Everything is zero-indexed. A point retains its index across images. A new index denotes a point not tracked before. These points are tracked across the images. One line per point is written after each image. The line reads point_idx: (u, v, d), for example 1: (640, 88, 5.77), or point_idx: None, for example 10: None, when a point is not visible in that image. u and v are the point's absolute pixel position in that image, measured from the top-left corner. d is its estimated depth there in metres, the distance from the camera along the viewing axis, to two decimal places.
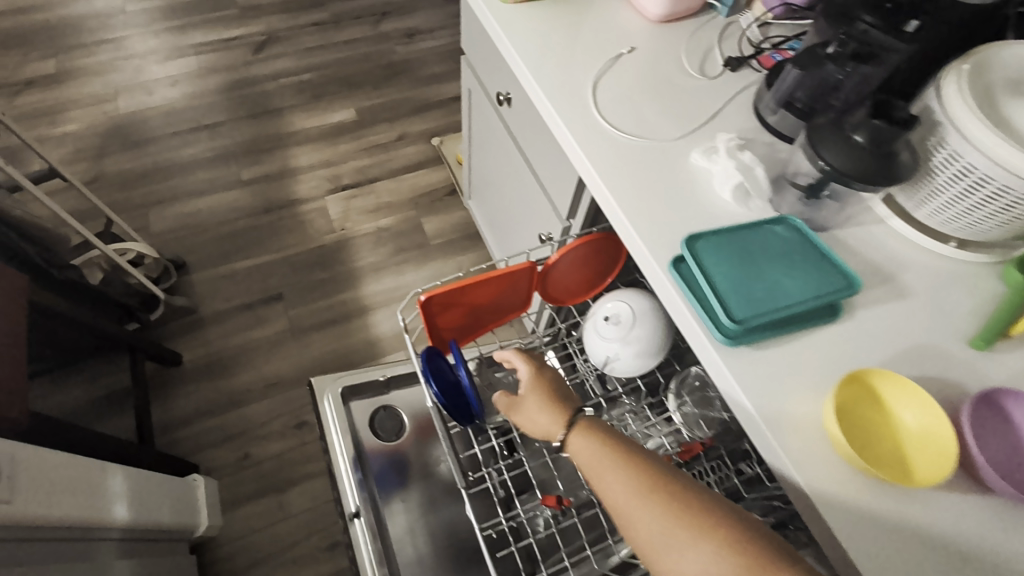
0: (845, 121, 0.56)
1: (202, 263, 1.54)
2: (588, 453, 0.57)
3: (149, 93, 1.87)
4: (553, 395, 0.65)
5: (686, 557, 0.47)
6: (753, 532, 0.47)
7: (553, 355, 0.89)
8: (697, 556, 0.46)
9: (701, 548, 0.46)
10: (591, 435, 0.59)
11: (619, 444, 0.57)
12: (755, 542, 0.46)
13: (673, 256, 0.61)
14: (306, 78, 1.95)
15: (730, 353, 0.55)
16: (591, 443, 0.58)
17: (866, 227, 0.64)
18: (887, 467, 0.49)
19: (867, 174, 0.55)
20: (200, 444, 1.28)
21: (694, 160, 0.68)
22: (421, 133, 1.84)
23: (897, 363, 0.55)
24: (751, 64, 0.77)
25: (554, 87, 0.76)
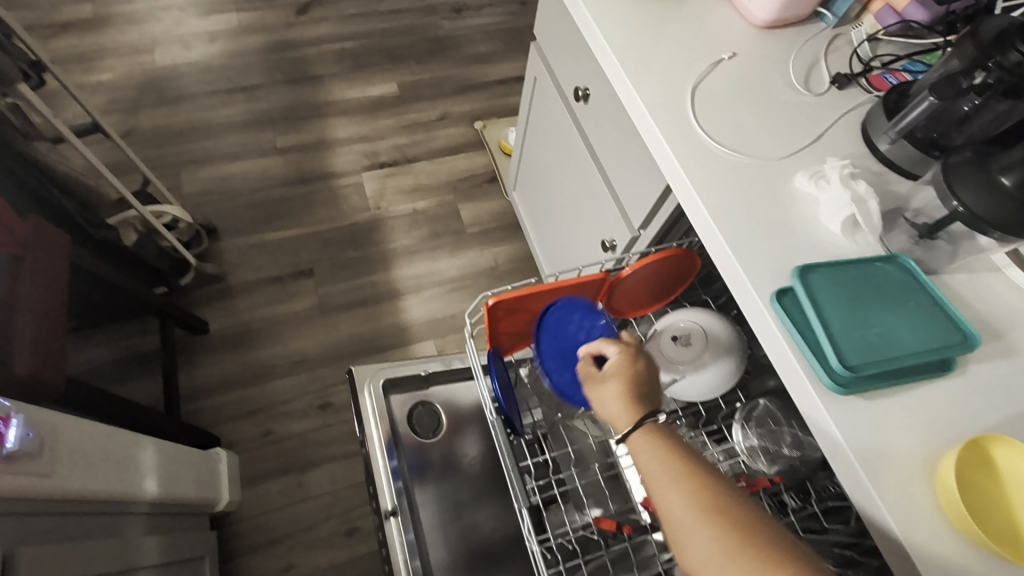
0: (991, 161, 0.51)
1: (233, 230, 1.50)
2: (652, 465, 0.54)
3: (186, 48, 1.81)
4: (636, 392, 0.60)
5: None
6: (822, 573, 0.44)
7: None
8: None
9: None
10: (659, 445, 0.55)
11: (685, 458, 0.53)
12: None
13: (777, 287, 0.57)
14: (348, 46, 1.88)
15: (836, 400, 0.52)
16: (655, 456, 0.54)
17: (980, 274, 0.60)
18: (1002, 542, 0.46)
19: (1010, 223, 0.50)
20: (223, 415, 1.26)
21: (800, 185, 0.63)
22: (463, 115, 1.78)
23: (1014, 428, 0.51)
24: (860, 82, 0.72)
25: (649, 87, 0.71)
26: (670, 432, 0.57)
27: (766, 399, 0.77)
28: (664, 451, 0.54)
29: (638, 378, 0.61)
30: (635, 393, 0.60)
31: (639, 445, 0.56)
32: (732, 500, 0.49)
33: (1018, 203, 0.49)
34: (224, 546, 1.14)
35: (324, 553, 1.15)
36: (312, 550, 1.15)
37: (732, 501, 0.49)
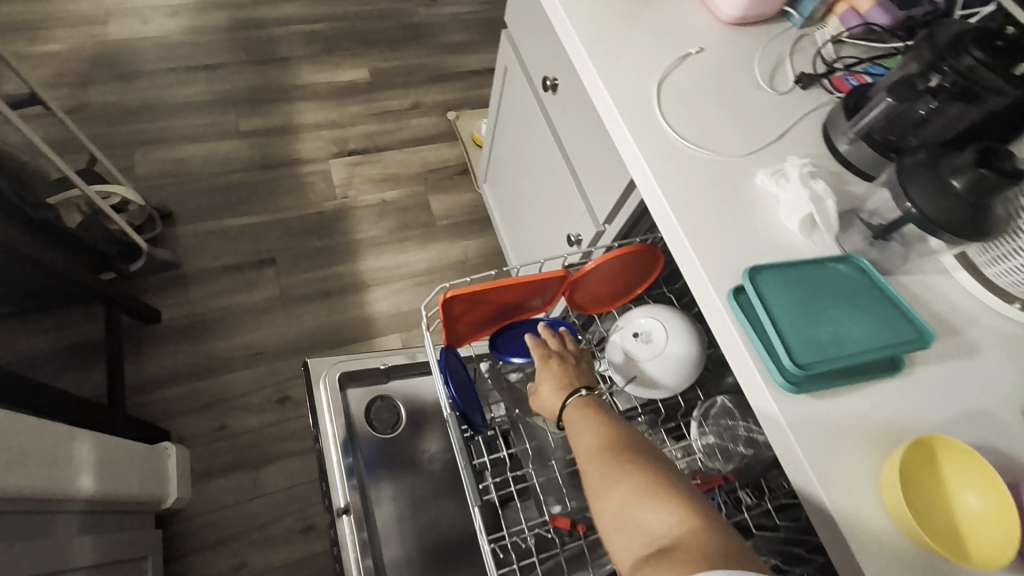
0: (944, 163, 0.51)
1: (189, 215, 1.44)
2: (578, 421, 0.60)
3: (143, 21, 1.72)
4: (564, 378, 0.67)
5: (633, 516, 0.48)
6: (698, 500, 0.47)
7: None
8: (645, 517, 0.47)
9: (648, 506, 0.47)
10: (584, 408, 0.61)
11: (605, 417, 0.59)
12: (692, 507, 0.46)
13: (734, 285, 0.57)
14: (318, 29, 1.82)
15: (787, 398, 0.52)
16: (581, 415, 0.60)
17: (928, 277, 0.61)
18: (943, 541, 0.47)
19: (959, 226, 0.50)
20: (173, 409, 1.20)
21: (760, 182, 0.63)
22: (436, 105, 1.74)
23: (953, 427, 0.52)
24: (822, 83, 0.72)
25: (615, 79, 0.70)
26: (601, 403, 0.63)
27: (724, 396, 0.78)
28: (590, 413, 0.60)
29: (570, 369, 0.68)
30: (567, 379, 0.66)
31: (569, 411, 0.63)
32: (635, 447, 0.54)
33: (968, 207, 0.50)
34: (171, 545, 1.09)
35: (278, 551, 1.11)
36: (265, 549, 1.11)
37: (634, 446, 0.54)
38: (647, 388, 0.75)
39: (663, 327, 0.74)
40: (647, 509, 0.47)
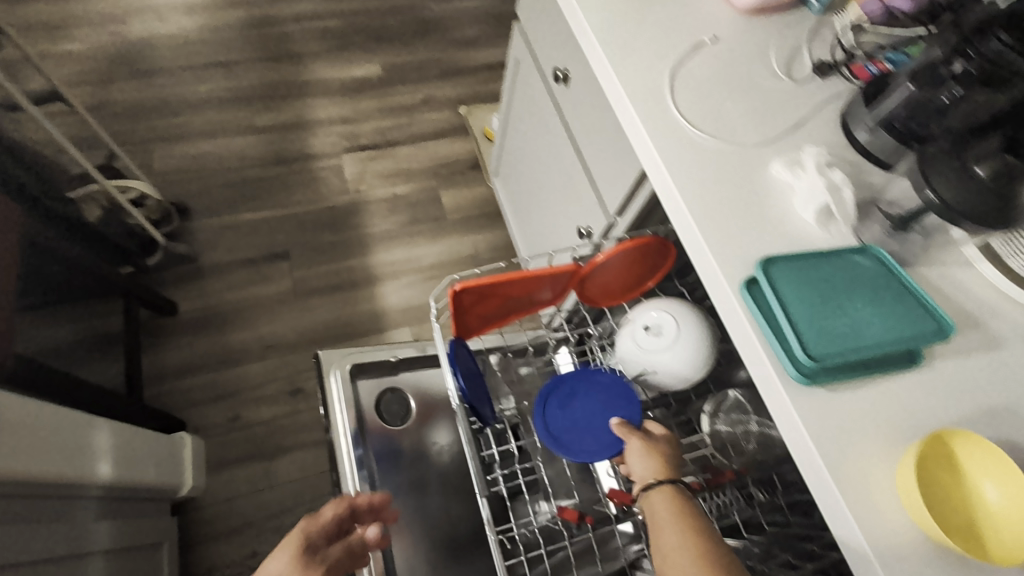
0: (967, 149, 0.50)
1: (205, 209, 1.46)
2: (664, 515, 0.56)
3: (161, 19, 1.75)
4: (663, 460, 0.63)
5: None
6: None
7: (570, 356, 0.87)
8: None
9: None
10: (673, 501, 0.57)
11: (694, 520, 0.55)
12: None
13: (747, 276, 0.55)
14: (331, 25, 1.83)
15: (801, 391, 0.50)
16: (669, 508, 0.57)
17: (950, 268, 0.59)
18: (965, 540, 0.46)
19: (981, 212, 0.49)
20: (189, 399, 1.22)
21: (775, 172, 0.62)
22: (448, 99, 1.74)
23: (974, 422, 0.51)
24: (841, 71, 0.70)
25: (627, 69, 0.68)
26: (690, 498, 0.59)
27: (736, 390, 0.77)
28: (676, 505, 0.57)
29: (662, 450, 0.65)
30: (658, 451, 0.64)
31: (654, 499, 0.59)
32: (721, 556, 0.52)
33: (990, 192, 0.48)
34: (187, 532, 1.11)
35: None
36: (278, 538, 1.13)
37: (722, 557, 0.52)
38: (658, 383, 0.74)
39: (676, 321, 0.73)
40: None
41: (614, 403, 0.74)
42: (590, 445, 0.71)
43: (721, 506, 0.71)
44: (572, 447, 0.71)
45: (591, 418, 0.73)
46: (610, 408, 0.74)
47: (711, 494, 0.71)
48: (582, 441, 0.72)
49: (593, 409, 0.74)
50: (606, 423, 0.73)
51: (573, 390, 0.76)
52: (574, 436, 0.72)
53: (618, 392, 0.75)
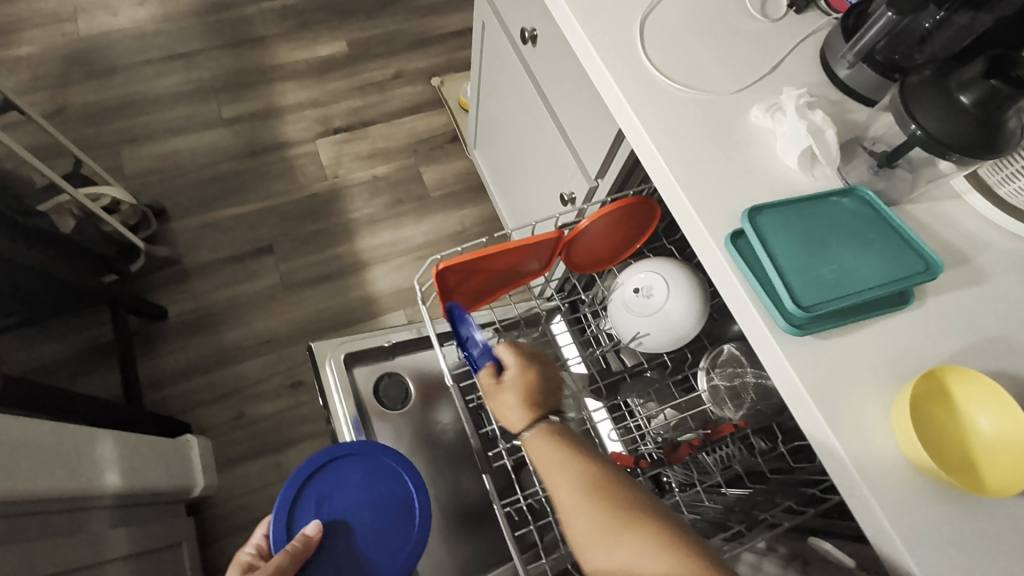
0: (950, 78, 0.48)
1: (183, 209, 1.43)
2: (547, 454, 0.55)
3: (113, 13, 1.67)
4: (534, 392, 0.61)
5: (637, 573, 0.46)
6: (703, 550, 0.45)
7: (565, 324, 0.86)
8: (645, 563, 0.46)
9: (655, 563, 0.45)
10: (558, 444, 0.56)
11: (574, 447, 0.56)
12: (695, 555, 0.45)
13: (733, 230, 0.54)
14: (290, 3, 1.75)
15: (793, 341, 0.50)
16: (549, 446, 0.56)
17: (938, 202, 0.58)
18: (959, 473, 0.46)
19: (968, 143, 0.47)
20: (191, 402, 1.23)
21: (754, 119, 0.60)
22: (420, 72, 1.68)
23: (968, 357, 0.51)
24: (818, 5, 0.67)
25: (594, 23, 0.65)
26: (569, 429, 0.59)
27: (730, 343, 0.77)
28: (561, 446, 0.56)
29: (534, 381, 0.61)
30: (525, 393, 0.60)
31: (533, 440, 0.58)
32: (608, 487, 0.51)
33: (975, 122, 0.47)
34: (205, 529, 1.13)
35: None
36: None
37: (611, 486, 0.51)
38: (652, 344, 0.74)
39: (664, 280, 0.73)
40: (654, 566, 0.45)
41: (380, 493, 0.67)
42: (360, 563, 0.64)
43: (725, 458, 0.72)
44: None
45: (355, 522, 0.66)
46: (378, 501, 0.67)
47: (711, 447, 0.72)
48: (347, 563, 0.63)
49: (353, 509, 0.67)
50: (374, 525, 0.66)
51: (326, 489, 0.67)
52: (338, 557, 0.63)
53: (379, 479, 0.67)
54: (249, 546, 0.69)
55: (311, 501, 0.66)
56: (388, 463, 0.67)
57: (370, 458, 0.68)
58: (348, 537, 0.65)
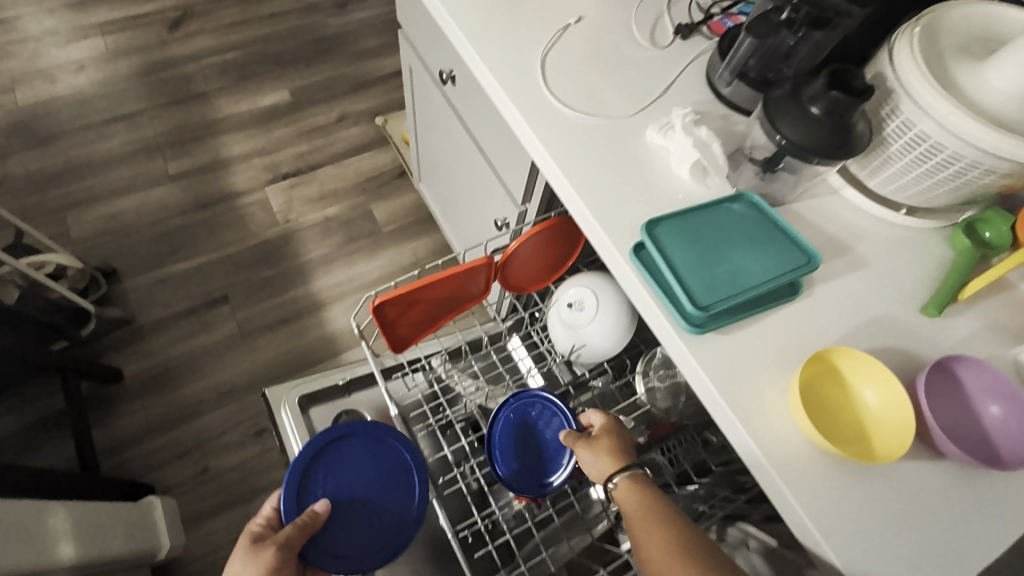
0: (802, 92, 0.54)
1: (133, 268, 1.42)
2: (632, 505, 0.56)
3: (51, 81, 1.67)
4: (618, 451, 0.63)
5: None
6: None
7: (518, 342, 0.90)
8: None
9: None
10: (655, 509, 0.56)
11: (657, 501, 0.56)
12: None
13: (635, 242, 0.58)
14: (230, 58, 1.79)
15: (696, 340, 0.54)
16: (633, 499, 0.57)
17: (819, 199, 0.64)
18: (852, 445, 0.51)
19: (828, 147, 0.53)
20: (153, 462, 1.21)
21: (650, 139, 0.65)
22: (362, 113, 1.73)
23: (853, 336, 0.56)
24: (701, 31, 0.74)
25: (498, 63, 0.70)
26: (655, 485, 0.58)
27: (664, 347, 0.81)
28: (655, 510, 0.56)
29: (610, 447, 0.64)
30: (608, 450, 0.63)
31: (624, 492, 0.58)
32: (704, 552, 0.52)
33: (828, 128, 0.53)
34: None
35: None
36: None
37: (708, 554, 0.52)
38: (591, 355, 0.78)
39: (594, 294, 0.77)
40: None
41: (382, 465, 0.69)
42: (369, 534, 0.66)
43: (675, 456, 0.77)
44: (343, 550, 0.64)
45: (360, 495, 0.68)
46: (381, 475, 0.69)
47: (662, 445, 0.77)
48: (356, 535, 0.65)
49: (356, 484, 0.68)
50: (379, 496, 0.68)
51: (332, 469, 0.68)
52: (346, 530, 0.65)
53: (379, 454, 0.70)
54: (258, 517, 0.67)
55: (317, 480, 0.67)
56: (391, 442, 0.70)
57: (371, 438, 0.70)
58: (356, 509, 0.67)
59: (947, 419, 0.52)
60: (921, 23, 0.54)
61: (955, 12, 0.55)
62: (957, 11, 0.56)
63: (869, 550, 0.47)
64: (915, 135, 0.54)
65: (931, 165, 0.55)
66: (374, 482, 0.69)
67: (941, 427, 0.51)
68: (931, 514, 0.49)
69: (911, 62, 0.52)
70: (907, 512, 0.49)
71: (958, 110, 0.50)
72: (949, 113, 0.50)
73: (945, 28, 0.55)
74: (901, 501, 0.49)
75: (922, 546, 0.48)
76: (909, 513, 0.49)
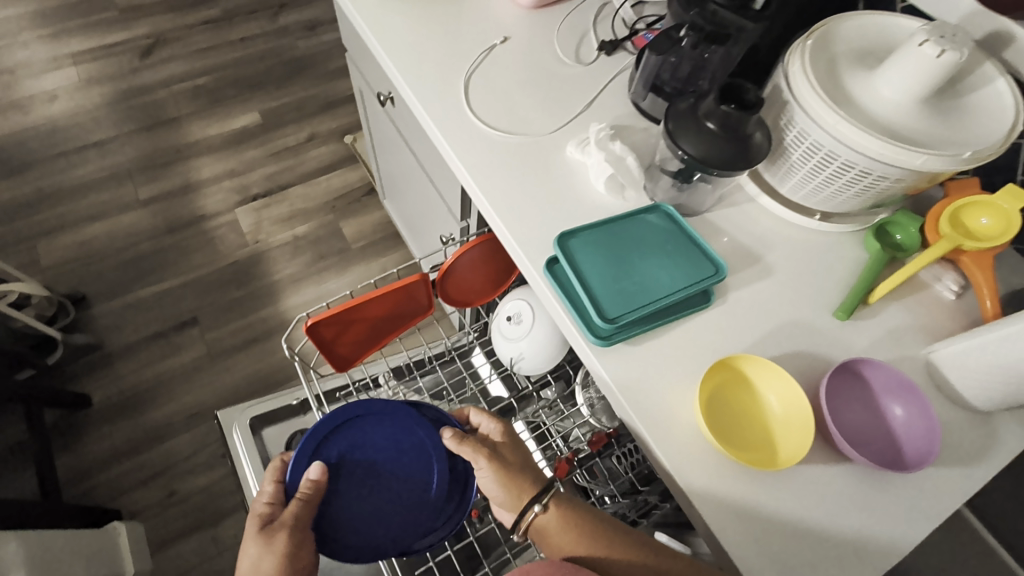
0: (699, 108, 0.56)
1: (103, 293, 1.43)
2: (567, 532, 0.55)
3: (24, 111, 1.70)
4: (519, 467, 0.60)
5: None
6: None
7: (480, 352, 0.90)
8: None
9: None
10: (564, 518, 0.56)
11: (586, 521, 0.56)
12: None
13: (548, 257, 0.59)
14: (201, 82, 1.82)
15: (605, 352, 0.55)
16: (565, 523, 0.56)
17: (738, 207, 0.65)
18: (758, 452, 0.52)
19: (725, 159, 0.54)
20: (120, 486, 1.21)
21: (569, 154, 0.66)
22: (332, 132, 1.75)
23: (766, 343, 0.57)
24: (626, 46, 0.75)
25: (423, 86, 0.72)
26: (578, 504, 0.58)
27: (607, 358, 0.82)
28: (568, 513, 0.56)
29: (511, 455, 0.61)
30: (506, 469, 0.59)
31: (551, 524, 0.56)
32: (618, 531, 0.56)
33: (724, 142, 0.54)
34: None
35: None
36: None
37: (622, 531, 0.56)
38: (532, 366, 0.78)
39: (531, 307, 0.78)
40: None
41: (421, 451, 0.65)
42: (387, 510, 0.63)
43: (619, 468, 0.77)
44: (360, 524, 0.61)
45: (380, 472, 0.64)
46: (401, 452, 0.64)
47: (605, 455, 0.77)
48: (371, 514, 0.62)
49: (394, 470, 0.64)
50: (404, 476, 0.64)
51: (350, 442, 0.63)
52: (360, 508, 0.62)
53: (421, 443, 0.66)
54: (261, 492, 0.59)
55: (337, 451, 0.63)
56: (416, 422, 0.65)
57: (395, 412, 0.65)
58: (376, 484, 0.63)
59: (852, 420, 0.53)
60: (813, 36, 0.56)
61: (847, 25, 0.57)
62: (849, 23, 0.58)
63: (769, 555, 0.48)
64: (810, 144, 0.56)
65: (831, 173, 0.57)
66: (392, 458, 0.64)
67: (841, 428, 0.52)
68: (836, 519, 0.50)
69: (801, 74, 0.54)
70: (813, 519, 0.49)
71: (843, 120, 0.52)
72: (836, 122, 0.52)
73: (838, 37, 0.57)
74: (807, 504, 0.50)
75: (821, 551, 0.49)
76: (813, 519, 0.49)
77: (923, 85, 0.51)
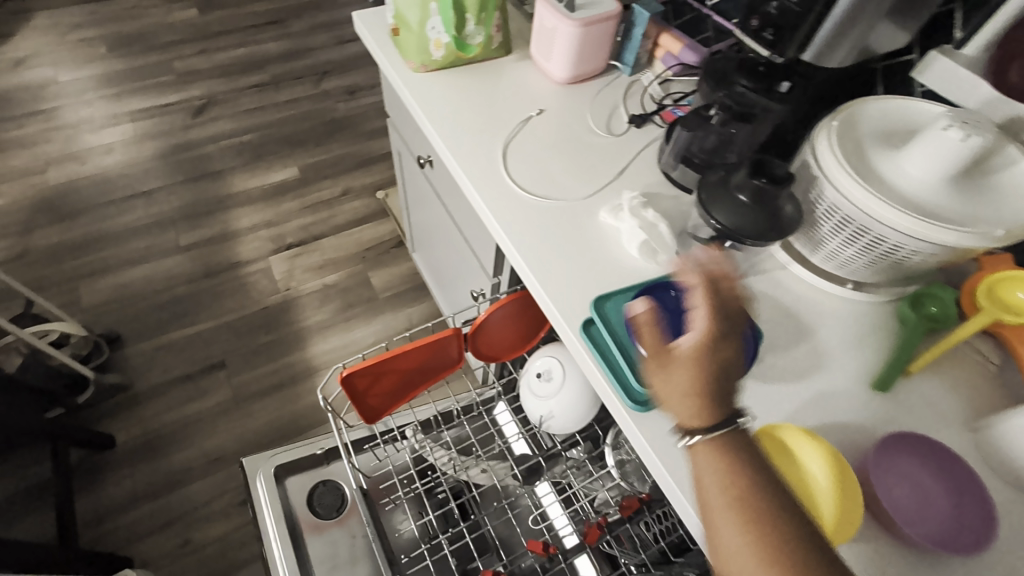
0: (729, 181, 0.59)
1: (137, 335, 1.48)
2: (707, 469, 0.44)
3: (81, 162, 1.83)
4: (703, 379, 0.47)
5: None
6: None
7: (506, 406, 0.90)
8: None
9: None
10: (718, 454, 0.44)
11: (737, 468, 0.43)
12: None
13: (584, 319, 0.61)
14: (246, 139, 1.94)
15: (641, 417, 0.55)
16: (714, 465, 0.44)
17: (769, 273, 0.66)
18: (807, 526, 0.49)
19: (759, 230, 0.56)
20: (135, 532, 1.19)
21: (603, 219, 0.69)
22: (365, 187, 1.84)
23: (806, 411, 0.57)
24: (654, 120, 0.80)
25: (465, 151, 0.77)
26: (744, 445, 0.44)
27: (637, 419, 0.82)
28: (729, 457, 0.44)
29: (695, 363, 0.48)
30: (693, 375, 0.48)
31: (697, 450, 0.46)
32: (787, 523, 0.40)
33: (757, 215, 0.56)
34: None
35: None
36: None
37: (799, 536, 0.40)
38: (562, 424, 0.79)
39: (561, 363, 0.79)
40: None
41: None
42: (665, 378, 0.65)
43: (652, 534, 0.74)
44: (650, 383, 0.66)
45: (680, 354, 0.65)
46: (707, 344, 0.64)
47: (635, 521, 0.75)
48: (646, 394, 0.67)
49: None
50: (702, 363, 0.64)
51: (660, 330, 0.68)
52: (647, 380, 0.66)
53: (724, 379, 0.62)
54: None
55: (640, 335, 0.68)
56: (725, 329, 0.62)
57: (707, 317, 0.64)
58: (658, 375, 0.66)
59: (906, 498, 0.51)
60: (838, 118, 0.59)
61: (869, 108, 0.61)
62: (871, 105, 0.61)
63: None
64: (840, 217, 0.58)
65: (863, 244, 0.58)
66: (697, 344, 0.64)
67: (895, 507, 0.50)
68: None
69: (828, 151, 0.57)
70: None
71: (872, 196, 0.54)
72: (866, 198, 0.54)
73: (861, 120, 0.60)
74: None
75: None
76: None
77: (949, 164, 0.53)
